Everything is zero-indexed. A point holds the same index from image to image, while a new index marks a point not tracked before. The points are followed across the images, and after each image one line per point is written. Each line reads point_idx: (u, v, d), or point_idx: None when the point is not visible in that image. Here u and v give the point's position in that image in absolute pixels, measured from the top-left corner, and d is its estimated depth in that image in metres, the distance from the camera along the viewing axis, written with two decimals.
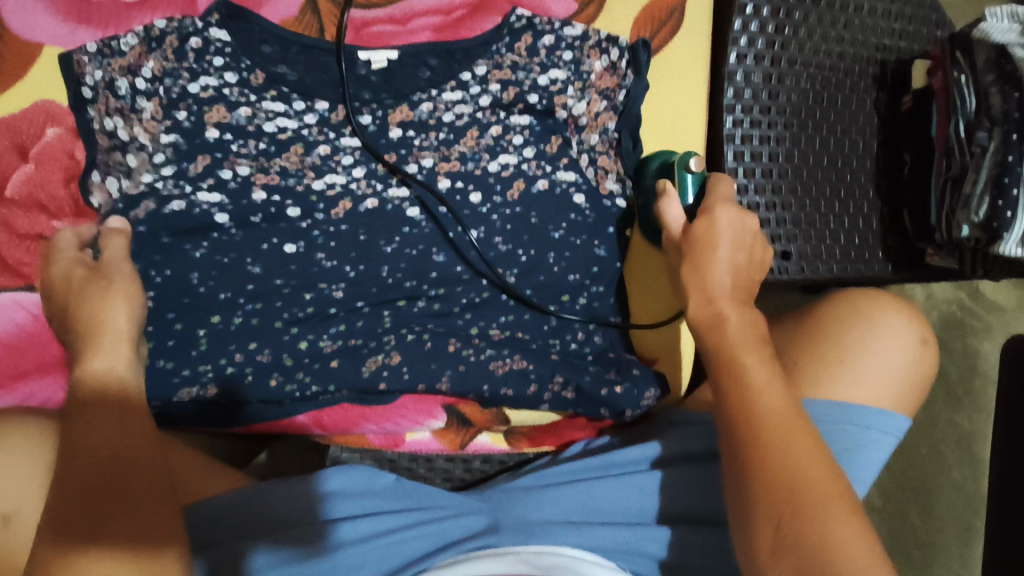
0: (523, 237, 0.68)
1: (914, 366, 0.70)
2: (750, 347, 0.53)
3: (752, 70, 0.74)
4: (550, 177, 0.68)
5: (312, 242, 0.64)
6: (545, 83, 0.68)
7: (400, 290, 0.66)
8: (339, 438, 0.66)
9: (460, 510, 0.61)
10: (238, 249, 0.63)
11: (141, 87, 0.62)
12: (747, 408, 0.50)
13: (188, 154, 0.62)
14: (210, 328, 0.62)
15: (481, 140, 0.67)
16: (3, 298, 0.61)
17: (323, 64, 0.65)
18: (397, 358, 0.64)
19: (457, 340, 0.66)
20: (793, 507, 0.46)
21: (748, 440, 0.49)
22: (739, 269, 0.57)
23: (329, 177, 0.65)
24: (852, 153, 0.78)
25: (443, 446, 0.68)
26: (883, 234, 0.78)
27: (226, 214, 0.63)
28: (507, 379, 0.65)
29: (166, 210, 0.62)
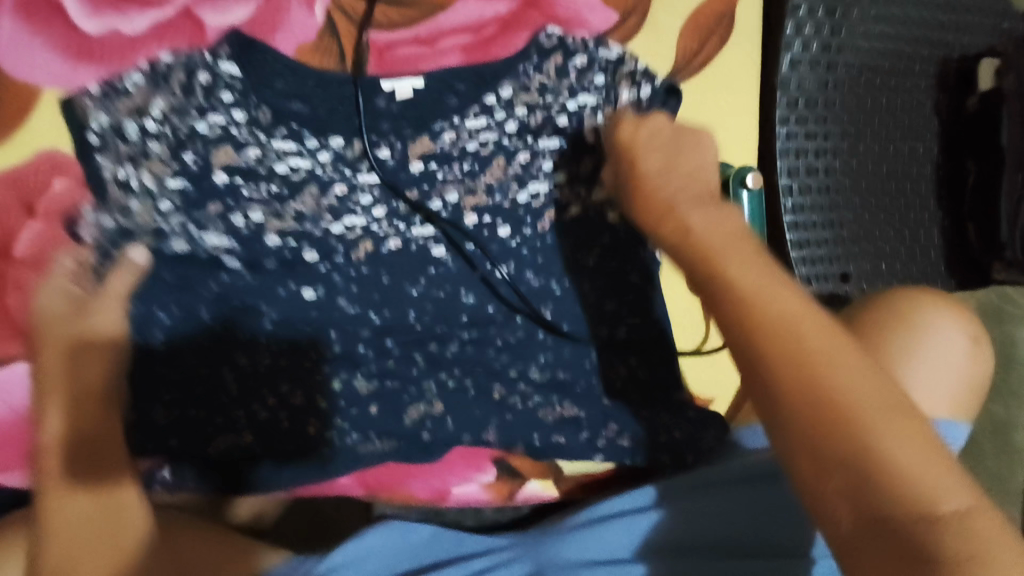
0: (554, 268, 0.63)
1: (970, 369, 0.61)
2: (729, 244, 0.46)
3: (807, 77, 0.69)
4: (582, 202, 0.64)
5: (331, 287, 0.60)
6: (574, 104, 0.63)
7: (431, 334, 0.61)
8: (383, 495, 0.62)
9: (496, 561, 0.58)
10: (252, 295, 0.58)
11: (144, 126, 0.57)
12: (751, 300, 0.42)
13: (205, 200, 0.58)
14: (240, 373, 0.58)
15: (509, 169, 0.62)
16: (17, 368, 0.57)
17: (343, 97, 0.60)
18: (439, 407, 0.61)
19: (502, 387, 0.62)
20: (859, 439, 0.36)
21: (787, 362, 0.39)
22: (671, 170, 0.54)
23: (348, 220, 0.60)
24: (912, 159, 0.73)
25: (492, 497, 0.64)
26: (945, 247, 0.74)
27: (236, 257, 0.58)
28: (558, 425, 0.62)
29: (167, 249, 0.57)
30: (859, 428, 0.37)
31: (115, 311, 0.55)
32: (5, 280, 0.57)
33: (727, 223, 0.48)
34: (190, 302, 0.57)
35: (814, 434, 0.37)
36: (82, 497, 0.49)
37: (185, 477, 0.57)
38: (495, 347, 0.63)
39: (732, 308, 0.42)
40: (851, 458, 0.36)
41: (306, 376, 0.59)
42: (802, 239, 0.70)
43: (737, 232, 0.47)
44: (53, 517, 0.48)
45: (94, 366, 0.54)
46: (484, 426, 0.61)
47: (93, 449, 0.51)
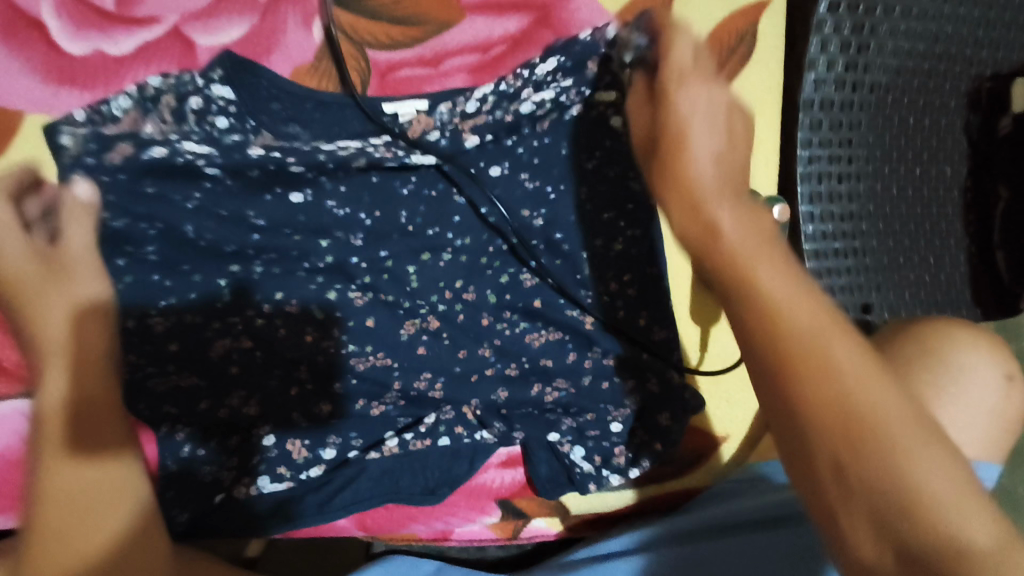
0: (553, 171, 0.59)
1: (1001, 407, 0.58)
2: (757, 242, 0.35)
3: (831, 98, 0.65)
4: (585, 100, 0.59)
5: (320, 189, 0.56)
6: (590, 124, 0.59)
7: (423, 239, 0.59)
8: (385, 536, 0.60)
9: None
10: (235, 201, 0.55)
11: (133, 137, 0.53)
12: (776, 301, 0.32)
13: (210, 240, 0.54)
14: (234, 408, 0.55)
15: (518, 110, 0.58)
16: (3, 408, 0.56)
17: (344, 120, 0.57)
18: (435, 323, 0.58)
19: (489, 315, 0.59)
20: (885, 471, 0.28)
21: (802, 379, 0.30)
22: (724, 163, 0.41)
23: (341, 141, 0.56)
24: (938, 182, 0.69)
25: (497, 535, 0.62)
26: (971, 273, 0.70)
27: (217, 167, 0.54)
28: (546, 350, 0.59)
29: (145, 156, 0.52)
30: (889, 459, 0.28)
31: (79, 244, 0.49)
32: None
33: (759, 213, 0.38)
34: (190, 332, 0.54)
35: (829, 462, 0.29)
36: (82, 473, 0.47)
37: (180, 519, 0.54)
38: (507, 378, 0.59)
39: (743, 317, 0.33)
40: (873, 494, 0.28)
41: (300, 420, 0.56)
42: (823, 267, 0.67)
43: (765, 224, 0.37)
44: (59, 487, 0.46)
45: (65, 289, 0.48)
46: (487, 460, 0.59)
47: (92, 421, 0.48)
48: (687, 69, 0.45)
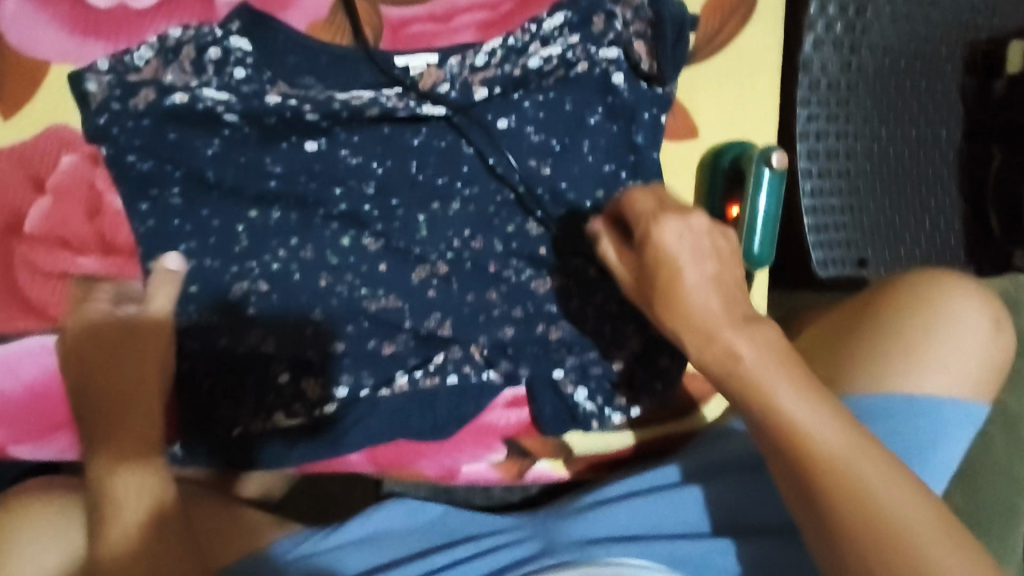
0: (556, 127, 0.60)
1: (990, 349, 0.61)
2: (783, 375, 0.45)
3: (829, 58, 0.67)
4: (591, 58, 0.61)
5: (335, 140, 0.58)
6: (593, 80, 0.61)
7: (432, 189, 0.60)
8: (394, 473, 0.62)
9: (505, 540, 0.58)
10: (254, 149, 0.57)
11: (156, 81, 0.55)
12: (811, 446, 0.44)
13: (228, 186, 0.57)
14: (253, 347, 0.58)
15: (525, 63, 0.61)
16: (29, 343, 0.57)
17: (357, 73, 0.59)
18: (444, 268, 0.61)
19: (495, 262, 0.61)
20: (841, 486, 0.43)
21: (782, 438, 0.44)
22: (720, 283, 0.47)
23: (356, 91, 0.58)
24: (935, 144, 0.71)
25: (501, 476, 0.64)
26: (966, 234, 0.72)
27: (235, 114, 0.56)
28: (551, 296, 0.61)
29: (166, 102, 0.55)
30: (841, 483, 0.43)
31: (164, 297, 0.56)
32: (15, 256, 0.56)
33: (739, 308, 0.46)
34: (211, 274, 0.57)
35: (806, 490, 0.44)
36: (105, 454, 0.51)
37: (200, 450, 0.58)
38: (513, 318, 0.61)
39: (745, 402, 0.45)
40: (834, 505, 0.43)
41: (315, 359, 0.59)
42: (821, 223, 0.70)
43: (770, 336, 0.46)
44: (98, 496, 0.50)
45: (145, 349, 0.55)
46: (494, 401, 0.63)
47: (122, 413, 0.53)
48: (656, 211, 0.48)
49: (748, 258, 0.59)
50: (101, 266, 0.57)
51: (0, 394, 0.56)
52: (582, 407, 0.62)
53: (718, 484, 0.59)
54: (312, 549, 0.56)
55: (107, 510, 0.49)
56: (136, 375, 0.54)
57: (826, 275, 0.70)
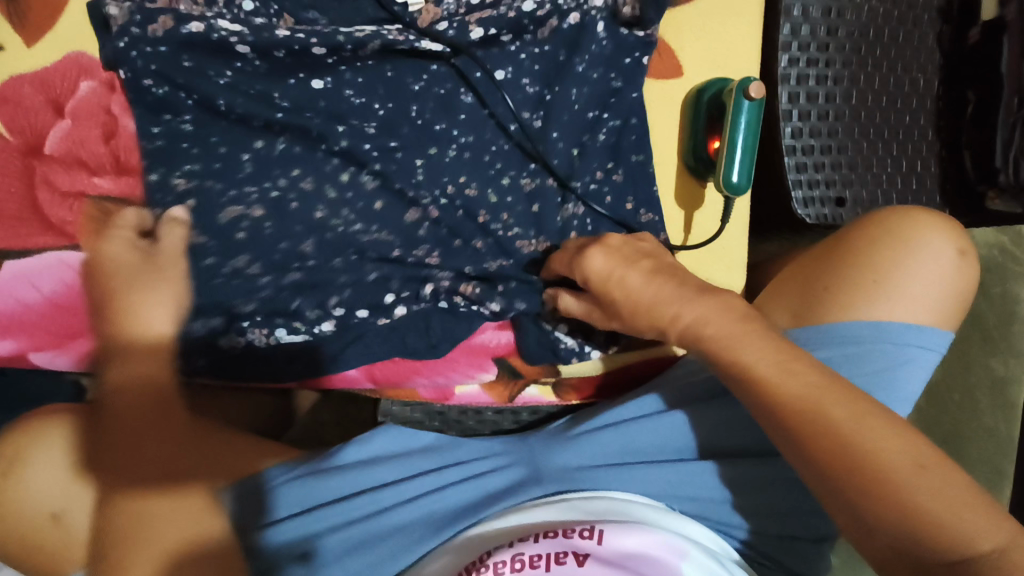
0: (550, 75, 0.65)
1: (954, 278, 0.63)
2: (785, 361, 0.47)
3: (811, 3, 0.70)
4: (583, 8, 0.64)
5: (340, 78, 0.61)
6: (586, 28, 0.64)
7: (430, 134, 0.63)
8: (390, 393, 0.66)
9: (493, 465, 0.63)
10: (264, 80, 0.60)
11: (173, 10, 0.58)
12: (817, 420, 0.44)
13: (238, 116, 0.59)
14: (257, 270, 0.60)
15: (517, 4, 0.63)
16: (47, 257, 0.60)
17: (359, 9, 0.62)
18: (435, 214, 0.63)
19: (486, 212, 0.64)
20: (898, 499, 0.41)
21: (831, 455, 0.43)
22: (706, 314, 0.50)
23: (359, 26, 0.61)
24: (913, 91, 0.74)
25: (493, 400, 0.68)
26: (941, 177, 0.75)
27: (247, 46, 0.59)
28: (536, 259, 0.65)
29: (183, 30, 0.58)
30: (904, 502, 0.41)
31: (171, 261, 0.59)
32: (35, 174, 0.60)
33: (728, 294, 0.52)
34: (215, 195, 0.60)
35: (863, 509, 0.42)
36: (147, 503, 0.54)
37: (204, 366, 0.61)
38: (500, 249, 0.64)
39: (784, 419, 0.45)
40: (898, 527, 0.41)
41: (317, 281, 0.62)
42: (800, 163, 0.72)
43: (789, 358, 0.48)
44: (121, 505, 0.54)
45: (158, 360, 0.60)
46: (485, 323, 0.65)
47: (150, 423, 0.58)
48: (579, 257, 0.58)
49: (728, 187, 0.62)
50: (114, 185, 0.60)
51: (24, 304, 0.60)
52: (562, 343, 0.66)
53: (699, 408, 0.62)
54: (310, 471, 0.60)
55: (140, 499, 0.54)
56: (156, 363, 0.60)
57: (805, 212, 0.71)
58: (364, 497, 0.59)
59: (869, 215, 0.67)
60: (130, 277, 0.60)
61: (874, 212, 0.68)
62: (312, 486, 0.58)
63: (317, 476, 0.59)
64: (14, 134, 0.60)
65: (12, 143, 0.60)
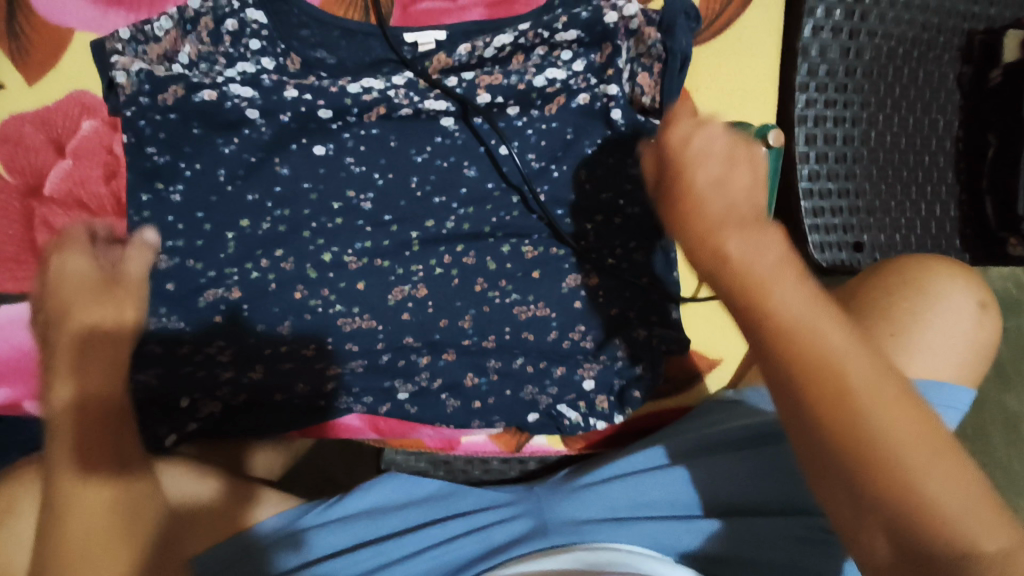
0: (556, 151, 0.63)
1: (974, 334, 0.62)
2: (827, 335, 0.34)
3: (828, 44, 0.68)
4: (593, 91, 0.63)
5: (342, 145, 0.60)
6: (595, 113, 0.63)
7: (428, 206, 0.62)
8: (394, 442, 0.65)
9: (503, 515, 0.60)
10: (264, 148, 0.59)
11: (183, 78, 0.57)
12: (847, 400, 0.32)
13: (237, 186, 0.59)
14: (255, 322, 0.60)
15: (528, 64, 0.62)
16: None
17: (368, 48, 0.61)
18: (423, 291, 0.62)
19: (484, 280, 0.63)
20: (956, 543, 0.30)
21: (858, 464, 0.32)
22: (739, 239, 0.38)
23: (366, 81, 0.60)
24: (932, 132, 0.73)
25: (500, 448, 0.66)
26: (961, 222, 0.74)
27: (258, 110, 0.59)
28: (530, 324, 0.63)
29: (196, 99, 0.57)
30: (967, 545, 0.30)
31: (141, 264, 0.52)
32: (34, 216, 0.59)
33: None
34: (216, 239, 0.59)
35: (913, 540, 0.31)
36: (96, 491, 0.41)
37: (189, 430, 0.60)
38: (493, 303, 0.63)
39: (806, 398, 0.33)
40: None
41: (315, 329, 0.61)
42: (817, 207, 0.70)
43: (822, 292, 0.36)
44: (57, 517, 0.39)
45: (117, 362, 0.46)
46: (474, 419, 0.63)
47: (97, 422, 0.43)
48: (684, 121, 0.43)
49: None
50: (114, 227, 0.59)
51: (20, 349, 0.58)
52: (566, 419, 0.63)
53: (704, 464, 0.60)
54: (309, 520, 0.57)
55: (70, 524, 0.39)
56: (115, 372, 0.46)
57: (822, 257, 0.70)
58: (364, 549, 0.55)
59: (879, 263, 0.66)
60: (86, 298, 0.47)
61: (890, 259, 0.66)
62: (309, 536, 0.56)
63: (314, 527, 0.57)
64: (13, 174, 0.58)
65: (10, 183, 0.58)
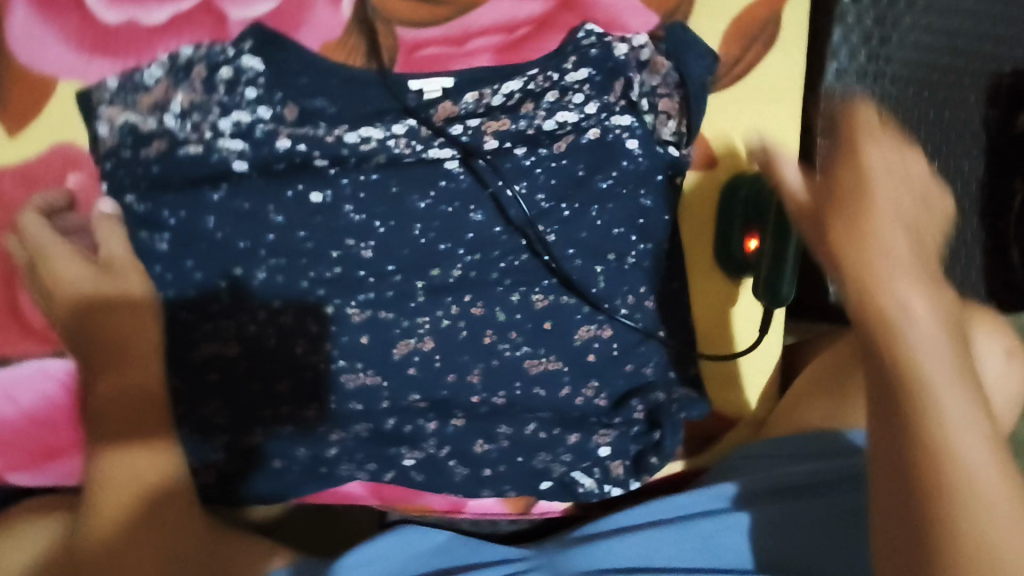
0: (566, 191, 0.60)
1: (1001, 385, 0.59)
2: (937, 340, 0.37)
3: (852, 88, 0.64)
4: (603, 124, 0.59)
5: (340, 191, 0.56)
6: (607, 146, 0.59)
7: (434, 254, 0.59)
8: (399, 506, 0.60)
9: (506, 571, 0.53)
10: (260, 194, 0.55)
11: (169, 133, 0.54)
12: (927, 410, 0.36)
13: (226, 234, 0.55)
14: (250, 381, 0.56)
15: (537, 110, 0.59)
16: (29, 367, 0.56)
17: (371, 97, 0.58)
18: (430, 344, 0.59)
19: (493, 331, 0.59)
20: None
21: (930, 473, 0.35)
22: (916, 234, 0.39)
23: (364, 130, 0.57)
24: (958, 175, 0.70)
25: (508, 510, 0.62)
26: (987, 269, 0.71)
27: (246, 162, 0.56)
28: (541, 379, 0.60)
29: (180, 153, 0.54)
30: None
31: (115, 237, 0.54)
32: (17, 277, 0.55)
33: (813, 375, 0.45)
34: (207, 290, 0.55)
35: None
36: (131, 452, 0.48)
37: None
38: (502, 356, 0.60)
39: (901, 395, 0.36)
40: None
41: (317, 389, 0.57)
42: None
43: (960, 347, 0.38)
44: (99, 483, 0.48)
45: (141, 317, 0.52)
46: (482, 487, 0.59)
47: (132, 378, 0.51)
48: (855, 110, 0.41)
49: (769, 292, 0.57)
50: None
51: None
52: (580, 486, 0.60)
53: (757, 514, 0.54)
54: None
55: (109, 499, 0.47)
56: (139, 321, 0.52)
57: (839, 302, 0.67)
58: None
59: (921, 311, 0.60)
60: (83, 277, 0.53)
61: None
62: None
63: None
64: None
65: None
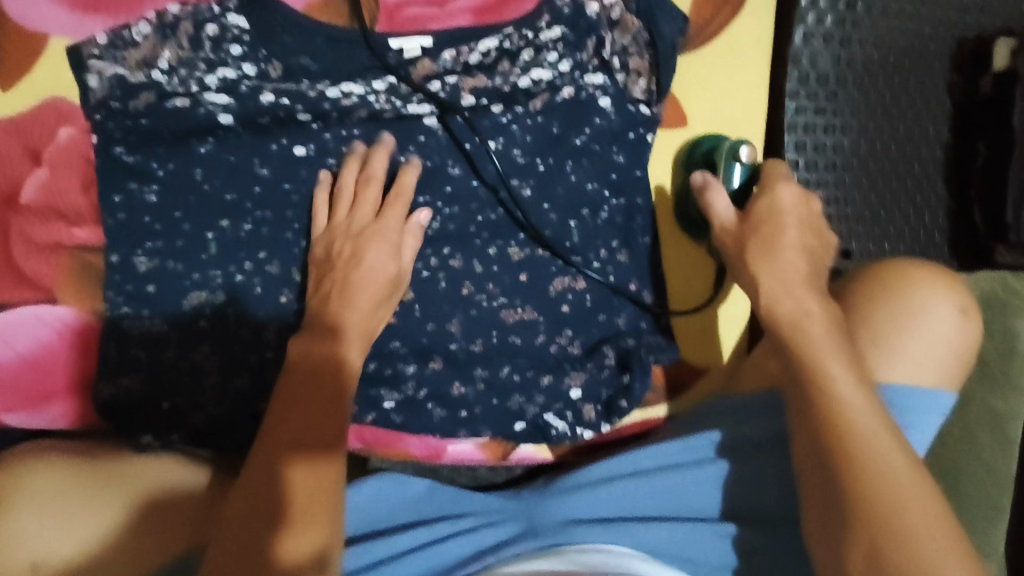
0: (542, 147, 0.62)
1: (956, 340, 0.59)
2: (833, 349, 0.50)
3: (819, 52, 0.67)
4: (577, 82, 0.62)
5: (323, 146, 0.58)
6: (580, 104, 0.62)
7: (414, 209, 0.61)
8: (379, 452, 0.63)
9: (483, 520, 0.59)
10: (244, 149, 0.57)
11: (156, 87, 0.57)
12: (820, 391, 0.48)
13: (214, 186, 0.57)
14: (235, 329, 0.58)
15: (513, 68, 0.61)
16: (23, 314, 0.58)
17: (352, 56, 0.59)
18: (410, 295, 0.61)
19: (471, 283, 0.62)
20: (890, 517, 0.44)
21: (828, 436, 0.47)
22: (811, 256, 0.54)
23: (346, 86, 0.59)
24: (923, 140, 0.72)
25: (486, 456, 0.65)
26: (949, 230, 0.74)
27: (231, 116, 0.57)
28: (518, 328, 0.63)
29: (168, 105, 0.56)
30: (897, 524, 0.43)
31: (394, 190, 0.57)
32: (8, 225, 0.57)
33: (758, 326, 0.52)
34: (195, 240, 0.57)
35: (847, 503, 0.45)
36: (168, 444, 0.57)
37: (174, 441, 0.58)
38: (480, 307, 0.62)
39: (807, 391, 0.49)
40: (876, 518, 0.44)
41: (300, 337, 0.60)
42: None
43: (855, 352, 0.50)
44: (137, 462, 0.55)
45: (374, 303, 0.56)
46: (460, 428, 0.63)
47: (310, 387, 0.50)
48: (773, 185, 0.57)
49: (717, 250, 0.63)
50: (91, 235, 0.58)
51: None
52: (552, 429, 0.64)
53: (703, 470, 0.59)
54: None
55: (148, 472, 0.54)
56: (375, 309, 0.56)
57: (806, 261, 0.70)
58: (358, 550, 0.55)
59: (861, 268, 0.63)
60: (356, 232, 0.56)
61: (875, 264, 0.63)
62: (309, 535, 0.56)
63: None
64: None
65: None
